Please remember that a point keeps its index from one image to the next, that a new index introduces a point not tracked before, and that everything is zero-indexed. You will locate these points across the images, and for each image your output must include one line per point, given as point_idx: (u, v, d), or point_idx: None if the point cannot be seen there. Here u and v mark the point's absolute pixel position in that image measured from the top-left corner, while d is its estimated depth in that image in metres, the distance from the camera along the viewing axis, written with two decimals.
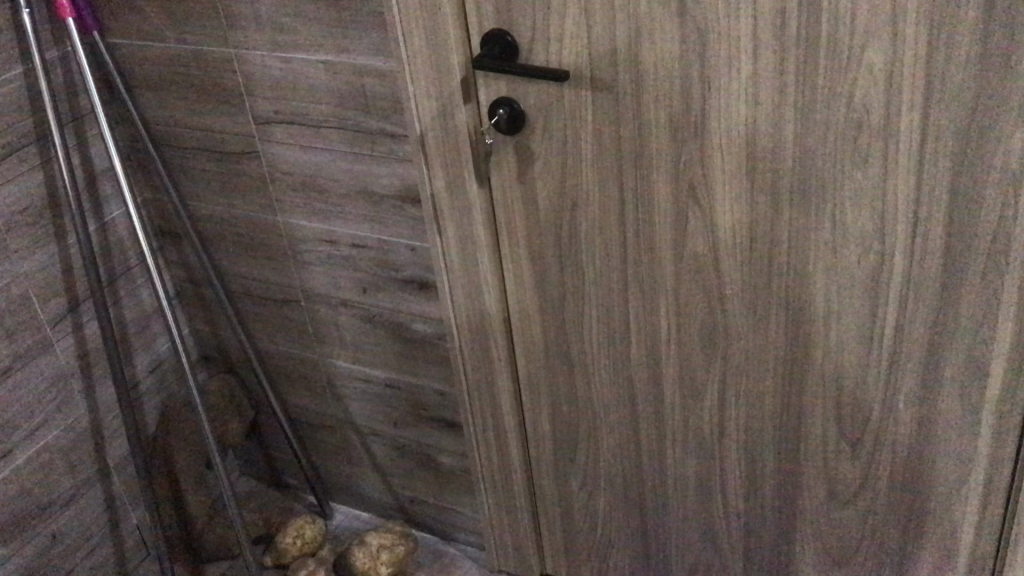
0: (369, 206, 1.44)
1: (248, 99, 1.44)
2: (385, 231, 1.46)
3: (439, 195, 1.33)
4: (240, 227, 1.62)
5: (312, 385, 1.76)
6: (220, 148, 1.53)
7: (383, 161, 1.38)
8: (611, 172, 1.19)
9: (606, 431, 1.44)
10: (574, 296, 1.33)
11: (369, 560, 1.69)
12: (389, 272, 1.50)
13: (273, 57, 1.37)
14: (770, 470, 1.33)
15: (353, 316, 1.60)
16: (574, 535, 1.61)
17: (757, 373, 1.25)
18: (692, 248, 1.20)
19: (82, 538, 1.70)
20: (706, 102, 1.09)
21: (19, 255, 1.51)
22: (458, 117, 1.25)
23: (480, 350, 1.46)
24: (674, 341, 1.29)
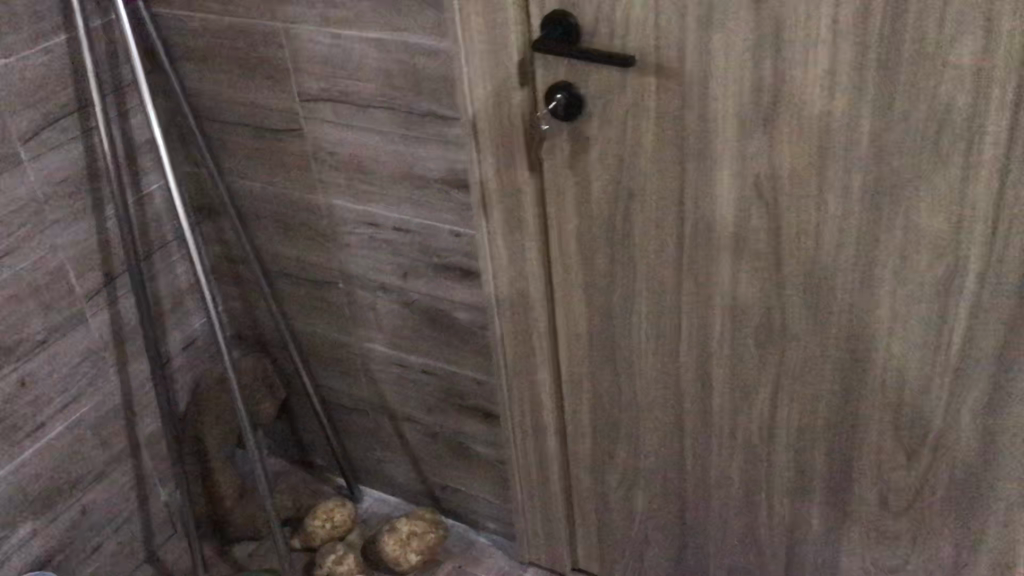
0: (414, 189, 1.41)
1: (295, 75, 1.41)
2: (429, 215, 1.42)
3: (489, 181, 1.29)
4: (280, 206, 1.58)
5: (346, 368, 1.73)
6: (263, 124, 1.50)
7: (431, 144, 1.34)
8: (672, 164, 1.15)
9: (650, 429, 1.40)
10: (624, 290, 1.29)
11: (399, 547, 1.66)
12: (431, 257, 1.46)
13: (322, 33, 1.33)
14: (820, 477, 1.29)
15: (391, 301, 1.56)
16: (609, 532, 1.57)
17: (813, 377, 1.21)
18: (753, 246, 1.15)
19: (110, 513, 1.68)
20: (778, 95, 1.04)
21: (56, 227, 1.48)
22: (513, 100, 1.21)
23: (522, 341, 1.43)
24: (727, 340, 1.25)
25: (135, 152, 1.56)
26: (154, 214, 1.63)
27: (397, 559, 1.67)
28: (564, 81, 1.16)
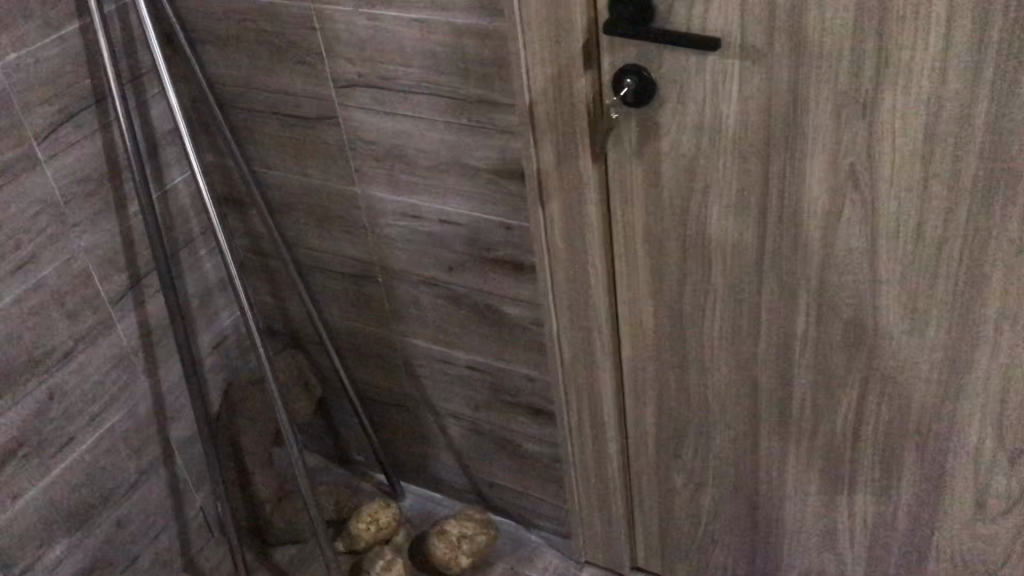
0: (462, 180, 1.31)
1: (329, 60, 1.30)
2: (478, 207, 1.32)
3: (548, 172, 1.19)
4: (314, 197, 1.48)
5: (387, 364, 1.64)
6: (294, 112, 1.39)
7: (481, 132, 1.24)
8: (754, 152, 1.05)
9: (721, 427, 1.32)
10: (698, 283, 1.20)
11: (449, 550, 1.59)
12: (480, 252, 1.37)
13: (359, 14, 1.22)
14: (910, 479, 1.21)
15: (436, 296, 1.47)
16: (672, 531, 1.50)
17: (906, 376, 1.12)
18: (844, 238, 1.06)
19: (147, 523, 1.61)
20: (881, 78, 0.94)
21: (78, 230, 1.38)
22: (575, 86, 1.10)
23: (582, 338, 1.34)
24: (811, 336, 1.16)
25: (157, 145, 1.46)
26: (179, 209, 1.53)
27: (447, 562, 1.59)
28: (637, 65, 1.05)
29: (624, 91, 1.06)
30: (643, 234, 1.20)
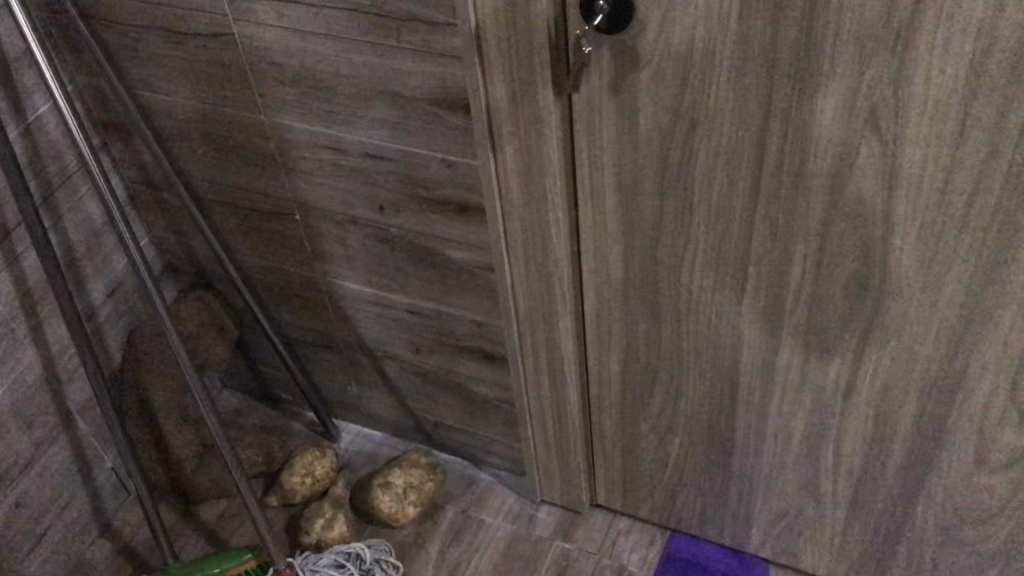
0: (392, 110, 1.10)
1: None
2: (413, 141, 1.12)
3: (499, 107, 0.99)
4: (210, 125, 1.25)
5: (311, 304, 1.46)
6: (179, 27, 1.14)
7: (414, 57, 1.02)
8: (754, 88, 0.87)
9: (695, 376, 1.20)
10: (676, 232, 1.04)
11: (397, 502, 1.46)
12: (416, 190, 1.18)
13: None
14: (904, 430, 1.11)
15: (365, 234, 1.28)
16: (636, 472, 1.40)
17: (913, 332, 1.00)
18: (856, 188, 0.91)
19: (51, 497, 1.43)
20: (921, 6, 0.76)
21: None
22: (535, 10, 0.89)
23: (539, 285, 1.18)
24: (806, 289, 1.02)
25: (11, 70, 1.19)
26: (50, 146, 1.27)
27: (395, 514, 1.47)
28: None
29: (597, 18, 0.86)
30: (613, 177, 1.02)
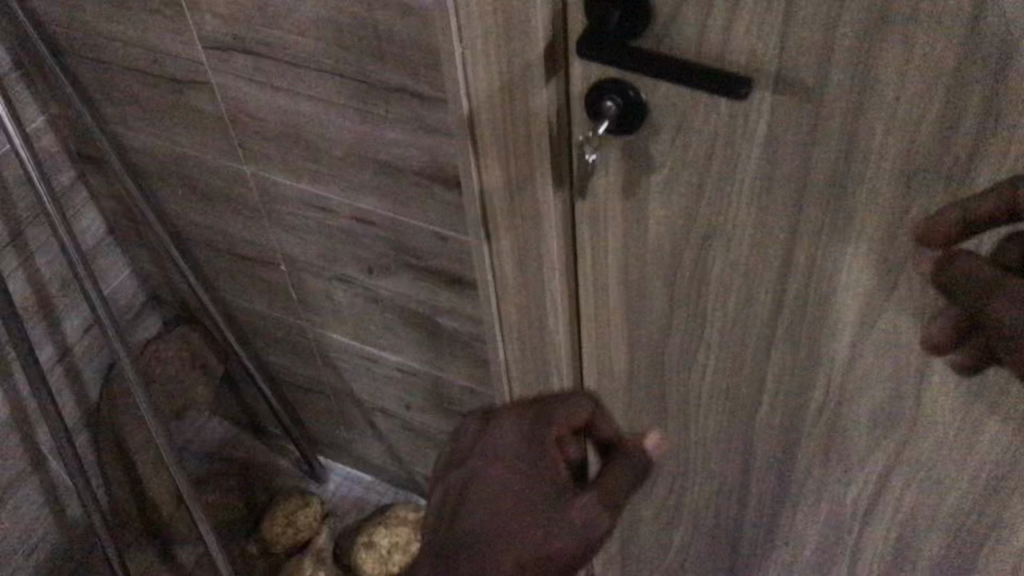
0: (380, 177, 0.99)
1: (193, 14, 0.95)
2: (402, 210, 1.02)
3: (493, 194, 0.88)
4: (189, 169, 1.15)
5: (298, 350, 1.36)
6: (154, 68, 1.04)
7: (402, 128, 0.92)
8: (779, 207, 0.76)
9: (701, 477, 1.09)
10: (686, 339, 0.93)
11: (378, 564, 1.38)
12: (405, 258, 1.08)
13: None
14: (929, 560, 1.00)
15: (353, 293, 1.18)
16: (636, 555, 1.30)
17: (945, 470, 0.89)
18: (891, 322, 0.79)
19: (17, 539, 1.36)
20: (981, 146, 0.64)
21: None
22: (535, 101, 0.78)
23: (534, 370, 1.07)
24: (827, 413, 0.91)
25: None
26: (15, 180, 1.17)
27: None
28: (617, 79, 0.73)
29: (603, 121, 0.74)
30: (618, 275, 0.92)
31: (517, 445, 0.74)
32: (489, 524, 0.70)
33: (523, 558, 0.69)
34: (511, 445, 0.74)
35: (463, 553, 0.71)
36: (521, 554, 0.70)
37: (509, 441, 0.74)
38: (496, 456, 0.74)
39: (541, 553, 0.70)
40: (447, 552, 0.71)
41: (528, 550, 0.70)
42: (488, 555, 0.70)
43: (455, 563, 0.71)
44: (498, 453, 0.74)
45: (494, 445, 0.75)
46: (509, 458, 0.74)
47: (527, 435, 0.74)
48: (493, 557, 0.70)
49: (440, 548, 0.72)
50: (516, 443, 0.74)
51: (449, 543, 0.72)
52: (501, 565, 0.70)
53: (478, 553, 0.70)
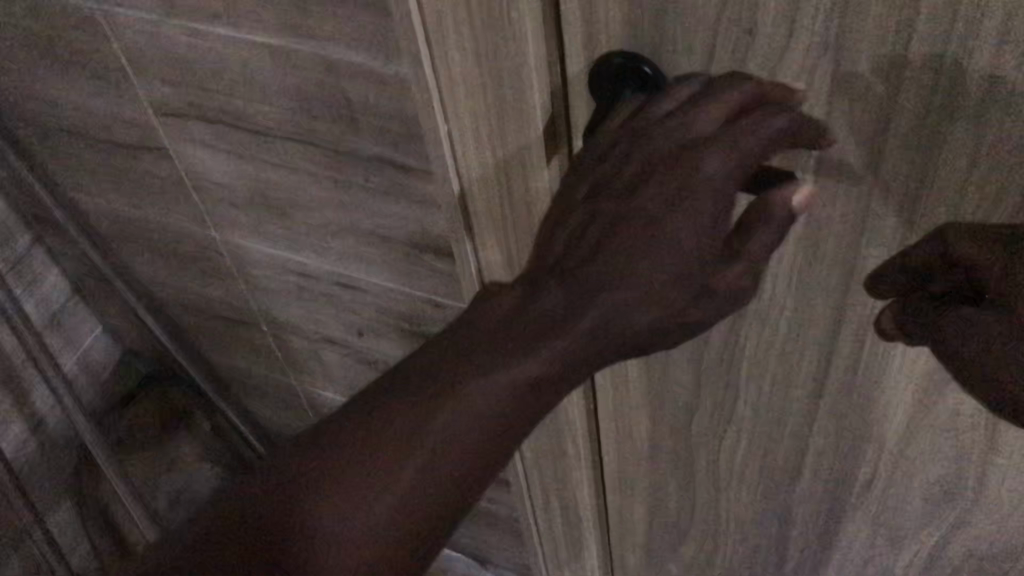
0: (363, 244, 0.89)
1: (139, 81, 0.84)
2: (390, 278, 0.92)
3: (493, 270, 0.78)
4: (154, 232, 1.05)
5: (290, 405, 1.28)
6: (103, 134, 0.93)
7: (385, 197, 0.82)
8: (822, 293, 0.66)
9: (732, 541, 1.01)
10: (715, 415, 0.84)
11: None
12: (397, 322, 0.98)
13: (171, 28, 0.76)
14: None
15: (343, 354, 1.09)
16: None
17: (1007, 549, 0.81)
18: (951, 411, 0.70)
19: None
20: None
21: None
22: (535, 178, 0.68)
23: (546, 441, 0.98)
24: (874, 492, 0.82)
25: None
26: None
27: None
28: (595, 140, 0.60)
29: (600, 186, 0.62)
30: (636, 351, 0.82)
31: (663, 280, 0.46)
32: (596, 334, 0.47)
33: (494, 453, 0.48)
34: (723, 174, 0.46)
35: (397, 435, 0.46)
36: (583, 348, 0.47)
37: (693, 184, 0.46)
38: (690, 191, 0.46)
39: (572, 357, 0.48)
40: (377, 419, 0.47)
41: (556, 368, 0.47)
42: (444, 431, 0.46)
43: (394, 424, 0.46)
44: (673, 240, 0.46)
45: (661, 251, 0.46)
46: (694, 227, 0.46)
47: (710, 224, 0.46)
48: (456, 437, 0.46)
49: (370, 422, 0.47)
50: (704, 241, 0.46)
51: (425, 360, 0.48)
52: (445, 476, 0.47)
53: (543, 341, 0.46)
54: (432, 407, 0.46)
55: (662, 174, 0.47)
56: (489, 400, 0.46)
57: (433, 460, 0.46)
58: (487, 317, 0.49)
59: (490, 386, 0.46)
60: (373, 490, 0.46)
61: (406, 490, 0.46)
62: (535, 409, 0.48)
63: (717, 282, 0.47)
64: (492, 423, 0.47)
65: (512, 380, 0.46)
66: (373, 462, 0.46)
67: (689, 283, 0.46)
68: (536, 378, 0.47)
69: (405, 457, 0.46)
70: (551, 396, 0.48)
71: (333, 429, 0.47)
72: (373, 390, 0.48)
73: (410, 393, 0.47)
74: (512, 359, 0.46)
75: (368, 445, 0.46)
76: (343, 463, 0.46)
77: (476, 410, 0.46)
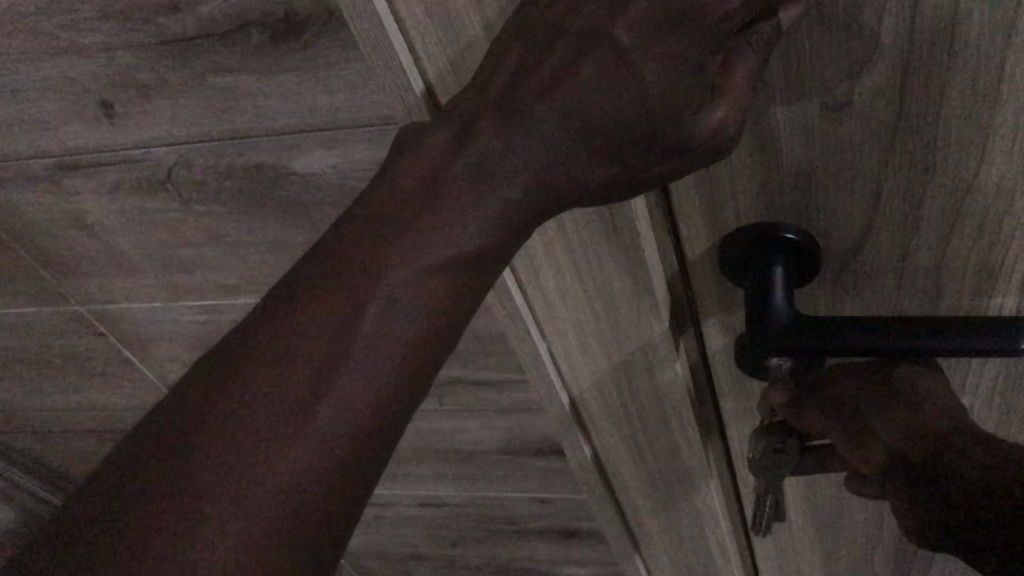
0: (445, 462, 0.77)
1: (148, 367, 0.72)
2: (482, 487, 0.80)
3: (617, 463, 0.67)
4: None
5: None
6: (118, 425, 0.82)
7: (464, 413, 0.70)
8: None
9: None
10: (902, 568, 0.71)
11: None
12: (496, 523, 0.86)
13: (174, 307, 0.64)
14: None
15: (434, 558, 0.97)
16: None
17: None
18: None
19: None
20: None
21: None
22: (664, 374, 0.56)
23: None
24: None
25: None
26: None
27: None
28: (774, 223, 0.47)
29: (789, 234, 0.46)
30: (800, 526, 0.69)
31: (534, 194, 0.36)
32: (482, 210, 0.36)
33: (301, 471, 0.34)
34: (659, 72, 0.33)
35: (216, 454, 0.34)
36: (443, 272, 0.36)
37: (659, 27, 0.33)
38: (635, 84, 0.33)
39: (430, 311, 0.37)
40: (187, 398, 0.36)
41: (337, 343, 0.35)
42: (310, 368, 0.35)
43: (208, 422, 0.34)
44: (540, 126, 0.35)
45: (600, 94, 0.34)
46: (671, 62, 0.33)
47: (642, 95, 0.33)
48: (265, 407, 0.35)
49: (190, 402, 0.35)
50: (621, 103, 0.34)
51: (217, 366, 0.36)
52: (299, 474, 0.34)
53: (294, 340, 0.35)
54: (278, 333, 0.36)
55: (619, 74, 0.33)
56: (345, 389, 0.35)
57: (264, 444, 0.34)
58: (302, 289, 0.36)
59: (358, 334, 0.36)
60: (164, 530, 0.33)
61: (211, 522, 0.33)
62: (381, 400, 0.36)
63: (600, 177, 0.36)
64: (310, 388, 0.35)
65: (304, 360, 0.35)
66: (171, 454, 0.34)
67: (632, 131, 0.34)
68: (402, 335, 0.36)
69: (228, 473, 0.34)
70: (394, 422, 0.37)
71: (124, 447, 0.36)
72: (183, 376, 0.37)
73: (202, 401, 0.35)
74: (338, 314, 0.35)
75: (210, 390, 0.35)
76: (145, 463, 0.34)
77: (342, 380, 0.35)
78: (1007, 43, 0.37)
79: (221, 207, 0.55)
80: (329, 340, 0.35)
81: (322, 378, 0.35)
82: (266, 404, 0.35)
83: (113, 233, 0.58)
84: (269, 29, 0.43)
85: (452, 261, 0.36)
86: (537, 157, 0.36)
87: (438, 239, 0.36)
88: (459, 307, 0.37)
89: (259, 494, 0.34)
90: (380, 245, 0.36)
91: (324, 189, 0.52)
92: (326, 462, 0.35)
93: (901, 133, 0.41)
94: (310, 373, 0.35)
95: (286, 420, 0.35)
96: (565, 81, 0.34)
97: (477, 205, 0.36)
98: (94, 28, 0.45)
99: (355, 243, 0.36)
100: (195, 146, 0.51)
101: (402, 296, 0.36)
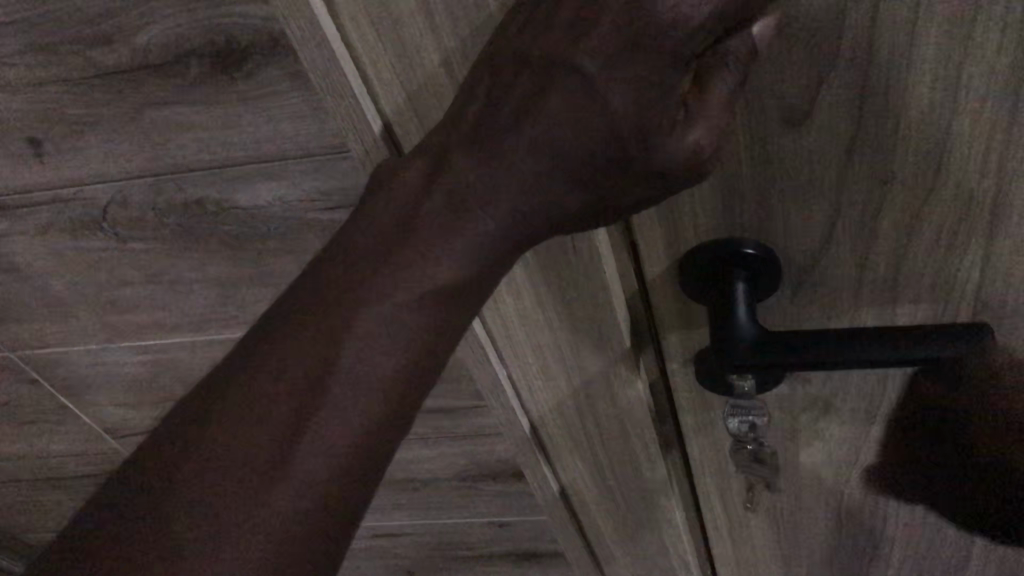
0: (402, 491, 0.75)
1: (87, 412, 0.69)
2: (440, 515, 0.78)
3: (579, 484, 0.66)
4: None
5: None
6: (54, 473, 0.78)
7: (421, 442, 0.68)
8: None
9: None
10: None
11: None
12: (455, 550, 0.84)
13: (112, 349, 0.61)
14: None
15: None
16: None
17: None
18: None
19: None
20: None
21: None
22: (627, 393, 0.56)
23: None
24: None
25: None
26: None
27: None
28: (737, 240, 0.46)
29: (751, 249, 0.46)
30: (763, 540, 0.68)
31: (501, 223, 0.35)
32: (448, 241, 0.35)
33: (287, 512, 0.33)
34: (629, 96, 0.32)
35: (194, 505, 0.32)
36: (417, 304, 0.35)
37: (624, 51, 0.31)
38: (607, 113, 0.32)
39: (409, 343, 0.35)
40: (157, 448, 0.34)
41: (311, 380, 0.34)
42: (284, 409, 0.34)
43: (182, 473, 0.33)
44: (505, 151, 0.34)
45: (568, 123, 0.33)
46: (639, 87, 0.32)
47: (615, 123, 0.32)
48: (241, 451, 0.33)
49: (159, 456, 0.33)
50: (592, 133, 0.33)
51: (187, 416, 0.34)
52: (285, 514, 0.33)
53: (265, 383, 0.34)
54: (247, 376, 0.34)
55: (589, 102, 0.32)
56: (324, 425, 0.34)
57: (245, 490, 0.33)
58: (269, 330, 0.35)
59: (333, 369, 0.34)
60: None
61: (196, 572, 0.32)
62: (363, 432, 0.34)
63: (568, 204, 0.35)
64: (289, 428, 0.33)
65: (277, 402, 0.34)
66: (145, 508, 0.32)
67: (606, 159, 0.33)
68: (380, 368, 0.35)
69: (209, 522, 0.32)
70: (381, 452, 0.35)
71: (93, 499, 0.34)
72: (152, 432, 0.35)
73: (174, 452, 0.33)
74: (309, 353, 0.34)
75: (181, 440, 0.34)
76: (117, 518, 0.33)
77: (320, 417, 0.34)
78: (963, 55, 0.37)
79: (161, 246, 0.52)
80: (302, 379, 0.34)
81: (301, 416, 0.34)
82: (243, 448, 0.33)
83: (45, 276, 0.55)
84: (209, 59, 0.41)
85: (424, 293, 0.35)
86: (502, 186, 0.34)
87: (408, 273, 0.35)
88: (439, 341, 0.36)
89: (246, 541, 0.32)
90: (348, 280, 0.35)
91: (269, 221, 0.50)
92: (311, 501, 0.33)
93: (861, 143, 0.41)
94: (286, 413, 0.34)
95: (266, 464, 0.33)
96: (529, 107, 0.33)
97: (446, 235, 0.35)
98: (21, 63, 0.43)
99: (321, 280, 0.35)
100: (132, 183, 0.48)
101: (377, 330, 0.35)
